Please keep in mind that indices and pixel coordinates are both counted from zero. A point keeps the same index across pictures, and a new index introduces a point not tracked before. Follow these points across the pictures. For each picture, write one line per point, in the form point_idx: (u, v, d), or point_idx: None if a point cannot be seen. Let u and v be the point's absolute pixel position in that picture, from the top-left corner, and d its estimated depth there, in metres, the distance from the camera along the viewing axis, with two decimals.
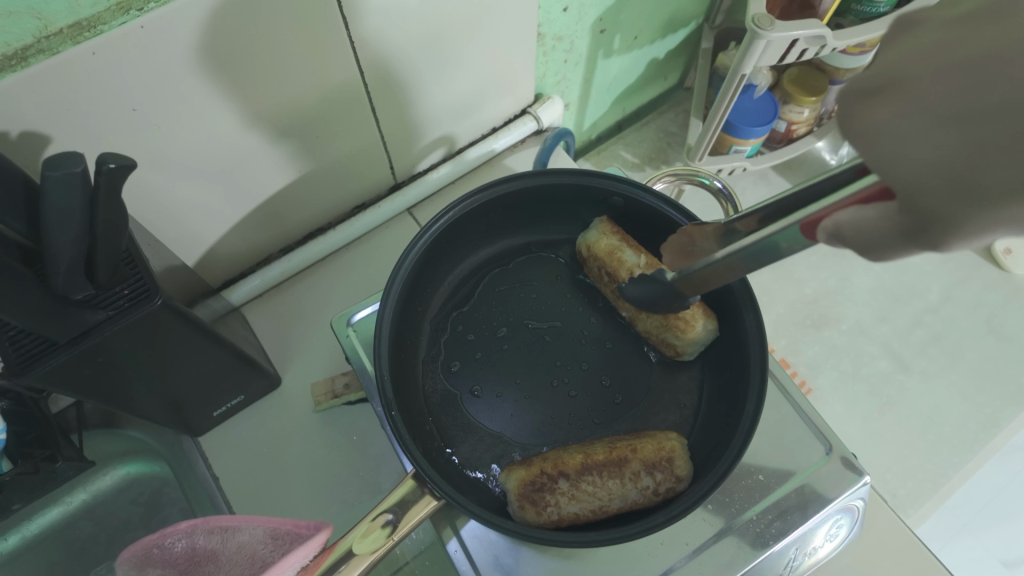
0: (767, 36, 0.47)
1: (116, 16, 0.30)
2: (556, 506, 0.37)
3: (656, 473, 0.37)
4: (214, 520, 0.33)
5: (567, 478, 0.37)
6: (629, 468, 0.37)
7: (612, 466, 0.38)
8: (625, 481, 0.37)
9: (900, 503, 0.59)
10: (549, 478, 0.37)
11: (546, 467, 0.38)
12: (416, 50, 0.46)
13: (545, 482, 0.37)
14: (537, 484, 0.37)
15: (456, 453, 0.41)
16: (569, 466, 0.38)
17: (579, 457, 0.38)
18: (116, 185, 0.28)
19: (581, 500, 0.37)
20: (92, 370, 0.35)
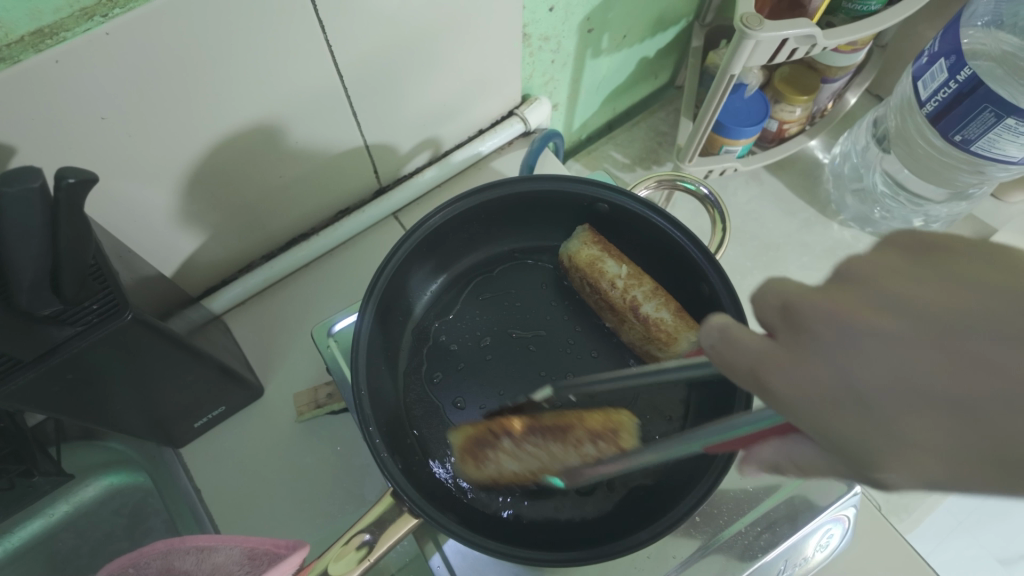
0: (755, 36, 0.46)
1: (80, 23, 0.29)
2: (496, 463, 0.37)
3: (599, 442, 0.36)
4: (191, 540, 0.33)
5: (510, 437, 0.37)
6: (573, 434, 0.36)
7: (557, 430, 0.37)
8: (568, 447, 0.36)
9: (894, 508, 0.58)
10: (493, 435, 0.38)
11: (494, 425, 0.38)
12: (398, 53, 0.45)
13: (489, 438, 0.37)
14: (482, 440, 0.38)
15: (439, 467, 0.41)
16: (515, 426, 0.37)
17: (530, 420, 0.38)
18: (77, 201, 0.27)
19: (521, 459, 0.37)
20: (61, 388, 0.35)
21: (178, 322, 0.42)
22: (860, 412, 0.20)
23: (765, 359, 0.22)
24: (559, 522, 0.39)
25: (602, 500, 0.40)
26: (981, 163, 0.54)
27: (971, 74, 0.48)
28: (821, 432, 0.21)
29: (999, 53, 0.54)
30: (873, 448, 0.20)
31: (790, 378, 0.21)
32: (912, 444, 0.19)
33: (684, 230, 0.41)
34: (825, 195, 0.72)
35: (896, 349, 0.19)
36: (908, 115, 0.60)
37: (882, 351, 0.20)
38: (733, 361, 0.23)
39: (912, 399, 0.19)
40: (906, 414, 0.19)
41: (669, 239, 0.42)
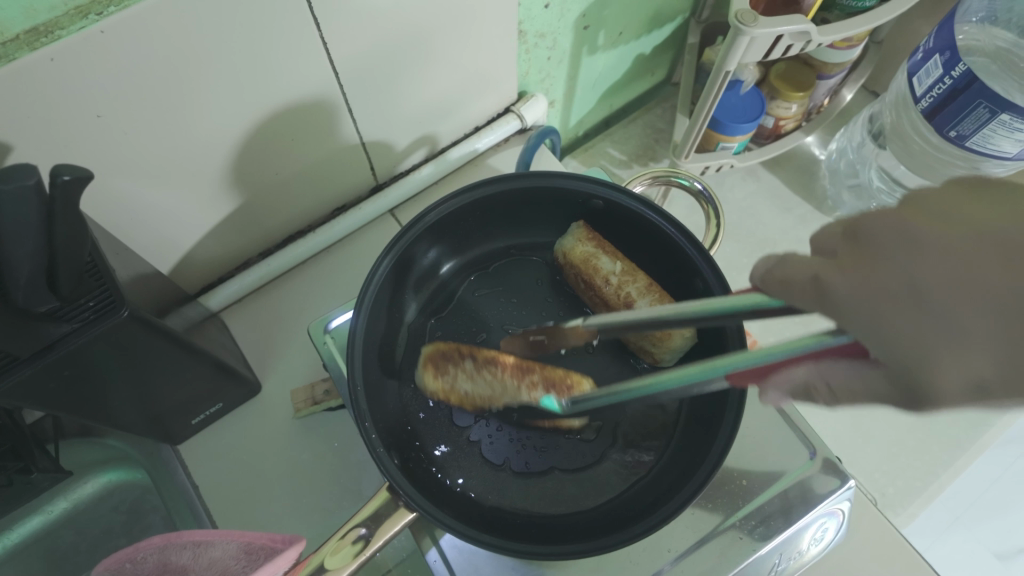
0: (750, 32, 0.46)
1: (74, 21, 0.29)
2: (455, 379, 0.40)
3: (552, 390, 0.38)
4: (188, 535, 0.33)
5: (474, 360, 0.40)
6: (530, 376, 0.39)
7: (518, 369, 0.39)
8: (522, 386, 0.39)
9: (889, 502, 0.59)
10: (460, 354, 0.41)
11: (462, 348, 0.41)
12: (393, 50, 0.45)
13: (454, 355, 0.40)
14: (448, 354, 0.41)
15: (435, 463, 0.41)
16: (481, 352, 0.40)
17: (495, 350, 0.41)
18: (73, 197, 0.27)
19: (476, 383, 0.40)
20: (58, 385, 0.35)
21: (174, 319, 0.42)
22: (922, 313, 0.19)
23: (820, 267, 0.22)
24: (555, 516, 0.39)
25: (597, 495, 0.40)
26: (976, 159, 0.54)
27: (966, 70, 0.48)
28: (875, 340, 0.20)
29: (994, 49, 0.54)
30: (921, 354, 0.19)
31: (848, 280, 0.20)
32: (971, 359, 0.18)
33: (678, 226, 0.41)
34: (822, 191, 0.72)
35: (969, 254, 0.18)
36: (903, 111, 0.60)
37: (955, 260, 0.18)
38: (786, 276, 0.23)
39: (982, 298, 0.18)
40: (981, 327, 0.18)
41: (663, 235, 0.42)
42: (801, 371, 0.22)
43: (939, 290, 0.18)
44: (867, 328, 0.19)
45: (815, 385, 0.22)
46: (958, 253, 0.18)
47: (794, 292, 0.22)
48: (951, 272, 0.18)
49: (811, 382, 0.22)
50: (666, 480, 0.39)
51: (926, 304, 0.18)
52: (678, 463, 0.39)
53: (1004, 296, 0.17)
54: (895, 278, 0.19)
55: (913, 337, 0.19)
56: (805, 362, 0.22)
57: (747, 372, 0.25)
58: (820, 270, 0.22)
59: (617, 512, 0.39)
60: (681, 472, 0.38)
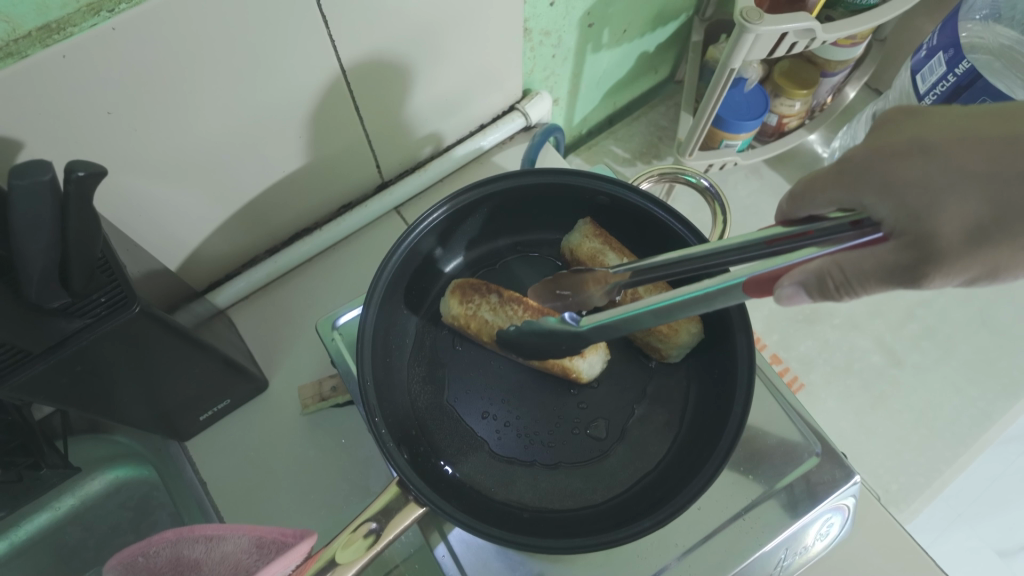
0: (755, 29, 0.46)
1: (86, 18, 0.29)
2: (479, 308, 0.44)
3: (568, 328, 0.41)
4: (200, 529, 0.33)
5: (499, 296, 0.44)
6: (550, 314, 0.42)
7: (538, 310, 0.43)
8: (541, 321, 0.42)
9: (893, 498, 0.59)
10: (486, 289, 0.44)
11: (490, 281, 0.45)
12: (399, 47, 0.45)
13: (483, 288, 0.44)
14: (477, 287, 0.44)
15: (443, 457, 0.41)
16: (507, 292, 0.44)
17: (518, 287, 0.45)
18: (86, 193, 0.28)
19: (498, 315, 0.43)
20: (69, 380, 0.35)
21: (183, 315, 0.42)
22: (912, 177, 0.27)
23: (859, 162, 0.30)
24: (563, 511, 0.39)
25: (605, 490, 0.40)
26: None
27: (969, 67, 0.49)
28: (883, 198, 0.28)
29: (998, 46, 0.54)
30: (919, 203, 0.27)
31: (832, 179, 0.30)
32: (957, 202, 0.26)
33: (683, 223, 0.42)
34: None
35: (956, 140, 0.28)
36: (907, 108, 0.60)
37: (944, 146, 0.28)
38: (829, 184, 0.30)
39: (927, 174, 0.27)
40: (941, 180, 0.27)
41: (669, 232, 0.43)
42: (815, 264, 0.28)
43: (942, 155, 0.28)
44: (963, 184, 0.26)
45: (830, 271, 0.27)
46: (919, 146, 0.28)
47: (816, 193, 0.31)
48: (943, 149, 0.28)
49: (826, 269, 0.27)
50: (673, 476, 0.39)
51: (905, 172, 0.28)
52: (685, 458, 0.40)
53: (952, 164, 0.27)
54: (934, 156, 0.28)
55: (899, 192, 0.27)
56: (819, 260, 0.28)
57: (763, 279, 0.29)
58: (842, 167, 0.30)
59: (625, 506, 0.39)
60: (688, 467, 0.39)
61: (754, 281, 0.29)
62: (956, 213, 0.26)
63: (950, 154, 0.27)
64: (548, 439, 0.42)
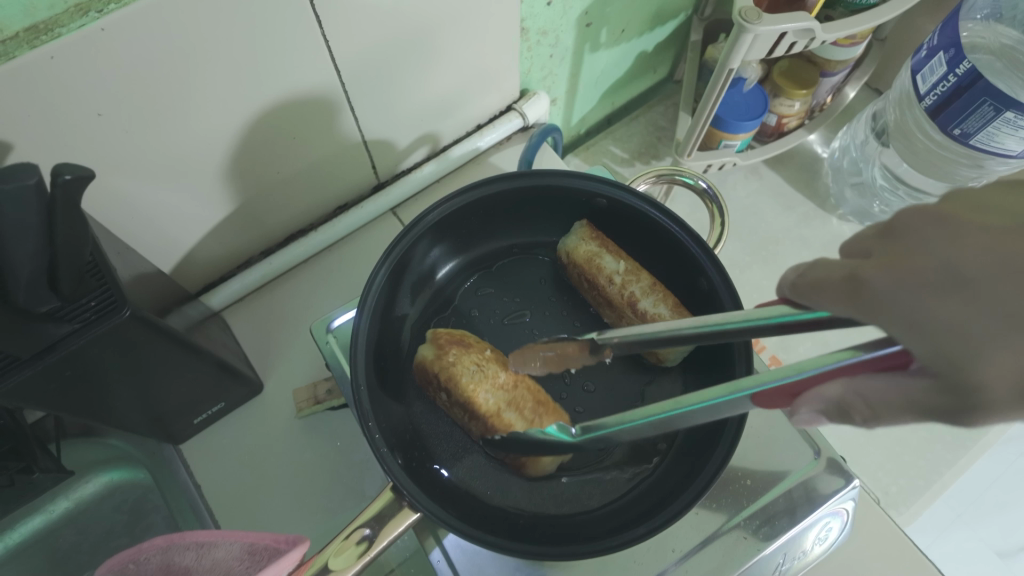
0: (754, 29, 0.46)
1: (74, 18, 0.29)
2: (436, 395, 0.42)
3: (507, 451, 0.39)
4: (191, 536, 0.33)
5: (445, 395, 0.41)
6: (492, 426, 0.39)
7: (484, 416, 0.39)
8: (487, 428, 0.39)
9: (892, 501, 0.58)
10: (436, 384, 0.41)
11: (451, 345, 0.41)
12: (394, 48, 0.45)
13: (432, 383, 0.41)
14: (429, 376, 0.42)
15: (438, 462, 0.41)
16: (455, 388, 0.40)
17: (484, 351, 0.42)
18: (73, 197, 0.27)
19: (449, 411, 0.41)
20: (59, 385, 0.34)
21: (176, 319, 0.42)
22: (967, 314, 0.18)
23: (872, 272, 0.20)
24: (559, 517, 0.39)
25: (601, 494, 0.40)
26: (980, 156, 0.53)
27: (970, 68, 0.48)
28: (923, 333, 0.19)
29: (999, 46, 0.53)
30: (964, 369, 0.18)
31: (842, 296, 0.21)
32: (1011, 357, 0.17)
33: (682, 226, 0.41)
34: (824, 189, 0.72)
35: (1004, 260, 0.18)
36: (907, 109, 0.59)
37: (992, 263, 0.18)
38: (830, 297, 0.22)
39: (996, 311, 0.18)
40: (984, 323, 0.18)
41: (667, 234, 0.42)
42: (835, 391, 0.22)
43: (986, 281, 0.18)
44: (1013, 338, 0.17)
45: (856, 403, 0.21)
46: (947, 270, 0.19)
47: (825, 304, 0.22)
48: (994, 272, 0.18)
49: (848, 400, 0.22)
50: (670, 480, 0.39)
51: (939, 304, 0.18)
52: (682, 462, 0.39)
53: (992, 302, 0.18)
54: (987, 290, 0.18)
55: (930, 330, 0.19)
56: (842, 378, 0.22)
57: (771, 394, 0.24)
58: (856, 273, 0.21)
59: (621, 511, 0.39)
60: (685, 471, 0.38)
61: (762, 391, 0.24)
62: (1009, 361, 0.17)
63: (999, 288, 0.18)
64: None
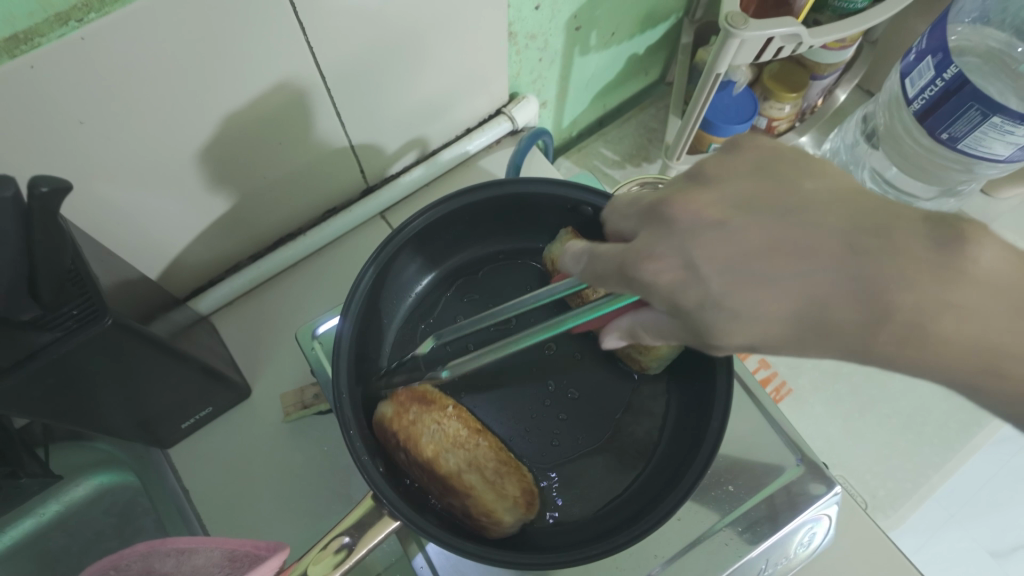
0: (740, 34, 0.46)
1: (54, 28, 0.29)
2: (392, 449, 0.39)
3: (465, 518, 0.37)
4: (171, 543, 0.33)
5: (406, 455, 0.38)
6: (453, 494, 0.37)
7: (448, 481, 0.37)
8: (448, 493, 0.38)
9: (879, 504, 0.59)
10: (397, 442, 0.38)
11: (413, 404, 0.39)
12: (380, 53, 0.45)
13: (392, 442, 0.38)
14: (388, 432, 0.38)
15: None
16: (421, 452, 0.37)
17: (444, 410, 0.40)
18: (51, 208, 0.27)
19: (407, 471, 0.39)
20: (43, 392, 0.35)
21: (162, 324, 0.42)
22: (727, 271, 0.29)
23: (632, 255, 0.29)
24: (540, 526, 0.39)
25: (584, 503, 0.40)
26: (970, 160, 0.54)
27: (957, 73, 0.48)
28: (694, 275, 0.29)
29: (985, 49, 0.53)
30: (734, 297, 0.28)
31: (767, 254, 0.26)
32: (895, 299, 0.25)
33: None
34: None
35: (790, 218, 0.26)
36: (896, 112, 0.59)
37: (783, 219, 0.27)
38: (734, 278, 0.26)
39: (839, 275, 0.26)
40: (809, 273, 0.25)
41: None
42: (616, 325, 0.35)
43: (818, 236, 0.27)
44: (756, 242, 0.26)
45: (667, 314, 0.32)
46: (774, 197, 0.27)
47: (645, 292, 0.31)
48: (807, 191, 0.27)
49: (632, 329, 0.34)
50: (652, 489, 0.39)
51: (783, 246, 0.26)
52: (665, 471, 0.40)
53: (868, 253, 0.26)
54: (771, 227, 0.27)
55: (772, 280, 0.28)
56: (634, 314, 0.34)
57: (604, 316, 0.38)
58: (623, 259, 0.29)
59: (603, 520, 0.39)
60: (667, 480, 0.38)
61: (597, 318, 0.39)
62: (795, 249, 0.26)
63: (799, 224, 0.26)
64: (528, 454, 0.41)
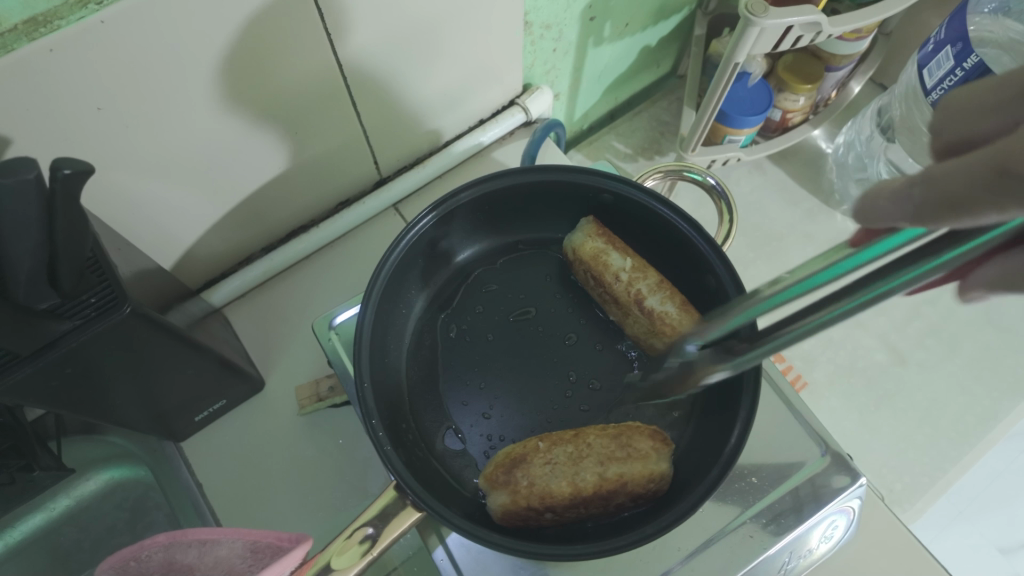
0: (760, 23, 0.46)
1: (74, 11, 0.28)
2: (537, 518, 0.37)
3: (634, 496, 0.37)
4: (192, 534, 0.32)
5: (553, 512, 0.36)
6: (616, 499, 0.36)
7: (599, 498, 0.36)
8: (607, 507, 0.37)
9: (897, 498, 0.58)
10: (535, 512, 0.36)
11: (515, 474, 0.36)
12: (397, 41, 0.44)
13: (532, 515, 0.36)
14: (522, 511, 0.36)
15: (440, 462, 0.40)
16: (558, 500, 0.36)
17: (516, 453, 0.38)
18: (73, 192, 0.27)
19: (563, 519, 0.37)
20: (60, 382, 0.34)
21: (177, 315, 0.41)
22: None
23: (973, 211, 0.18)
24: None
25: None
26: None
27: (978, 62, 0.48)
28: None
29: (1006, 39, 0.53)
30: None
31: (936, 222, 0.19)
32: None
33: (690, 222, 0.41)
34: (829, 184, 0.71)
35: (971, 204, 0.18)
36: (913, 103, 0.59)
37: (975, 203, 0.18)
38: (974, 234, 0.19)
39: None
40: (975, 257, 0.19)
41: (675, 231, 0.42)
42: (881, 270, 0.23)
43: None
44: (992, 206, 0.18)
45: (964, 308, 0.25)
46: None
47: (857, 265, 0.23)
48: None
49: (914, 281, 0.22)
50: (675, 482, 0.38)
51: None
52: (688, 464, 0.39)
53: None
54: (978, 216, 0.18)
55: None
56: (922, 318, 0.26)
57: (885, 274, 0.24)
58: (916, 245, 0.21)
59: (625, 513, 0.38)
60: (691, 473, 0.38)
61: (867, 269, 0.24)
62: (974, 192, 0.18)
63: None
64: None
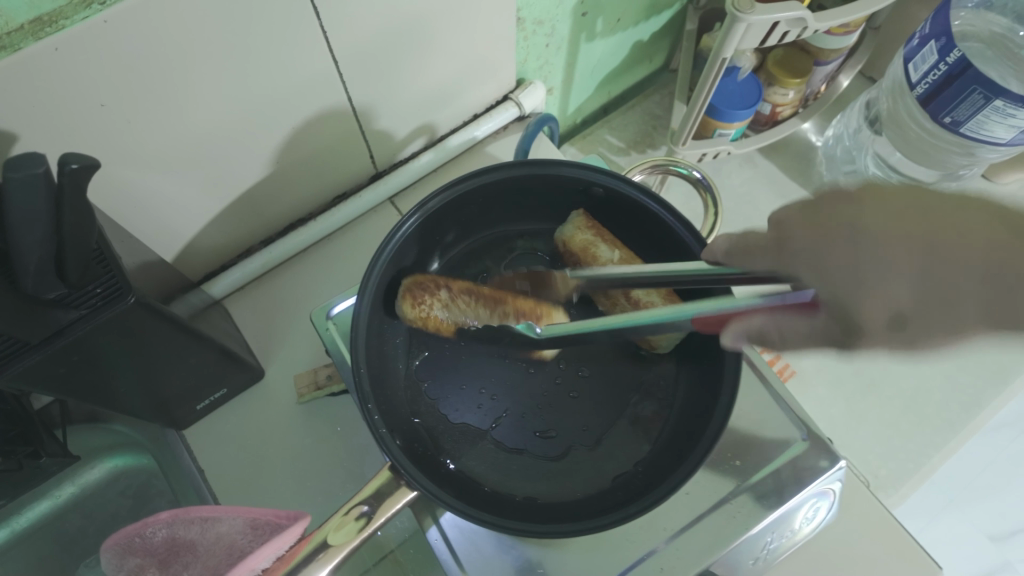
0: (746, 18, 0.47)
1: (78, 11, 0.30)
2: (431, 307, 0.42)
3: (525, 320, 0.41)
4: (194, 511, 0.34)
5: (448, 291, 0.43)
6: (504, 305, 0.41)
7: (492, 300, 0.42)
8: (495, 314, 0.41)
9: (882, 483, 0.59)
10: (434, 285, 0.43)
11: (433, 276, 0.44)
12: (392, 38, 0.45)
13: (431, 286, 0.42)
14: (424, 286, 0.43)
15: (450, 459, 0.41)
16: (456, 285, 0.43)
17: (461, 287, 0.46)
18: (81, 186, 0.28)
19: (452, 312, 0.42)
20: (67, 370, 0.35)
21: (179, 306, 0.42)
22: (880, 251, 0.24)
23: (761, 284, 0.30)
24: (551, 500, 0.40)
25: (596, 479, 0.41)
26: (970, 144, 0.55)
27: (961, 56, 0.49)
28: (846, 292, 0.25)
29: (989, 34, 0.54)
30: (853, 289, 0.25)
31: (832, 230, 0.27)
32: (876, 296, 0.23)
33: (678, 216, 0.42)
34: (818, 176, 0.73)
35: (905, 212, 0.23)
36: (899, 97, 0.60)
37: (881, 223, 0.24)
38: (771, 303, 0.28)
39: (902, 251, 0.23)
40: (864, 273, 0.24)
41: (663, 223, 0.43)
42: (755, 323, 0.29)
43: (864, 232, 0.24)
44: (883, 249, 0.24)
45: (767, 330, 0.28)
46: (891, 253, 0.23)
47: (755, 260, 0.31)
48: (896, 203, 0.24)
49: (762, 329, 0.29)
50: (662, 463, 0.40)
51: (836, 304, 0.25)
52: (675, 445, 0.40)
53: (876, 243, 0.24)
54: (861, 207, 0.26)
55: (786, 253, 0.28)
56: (763, 313, 0.28)
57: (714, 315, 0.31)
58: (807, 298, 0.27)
59: (612, 493, 0.39)
60: (677, 454, 0.39)
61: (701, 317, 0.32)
62: (901, 291, 0.23)
63: (975, 289, 0.22)
64: (548, 431, 0.42)
